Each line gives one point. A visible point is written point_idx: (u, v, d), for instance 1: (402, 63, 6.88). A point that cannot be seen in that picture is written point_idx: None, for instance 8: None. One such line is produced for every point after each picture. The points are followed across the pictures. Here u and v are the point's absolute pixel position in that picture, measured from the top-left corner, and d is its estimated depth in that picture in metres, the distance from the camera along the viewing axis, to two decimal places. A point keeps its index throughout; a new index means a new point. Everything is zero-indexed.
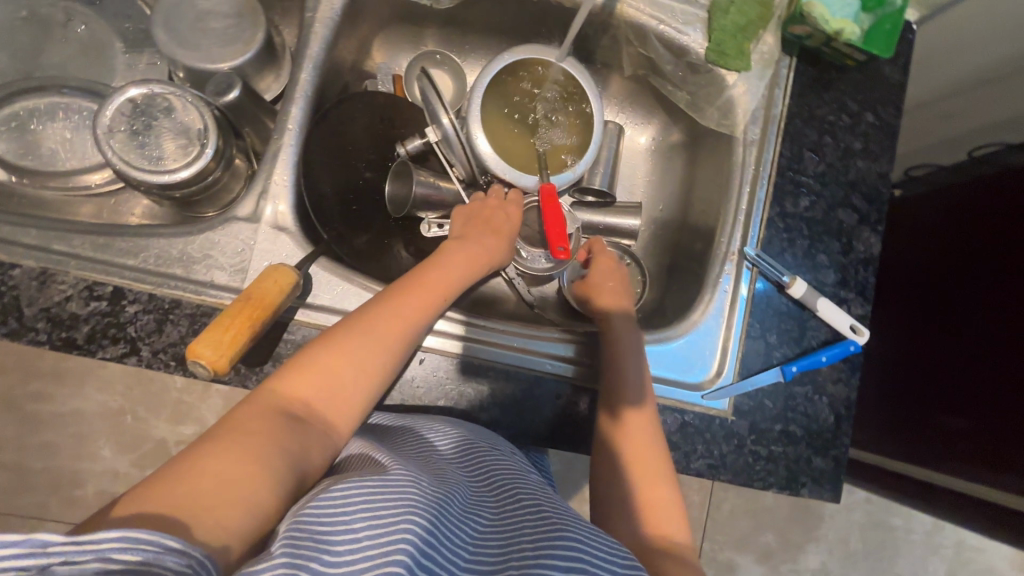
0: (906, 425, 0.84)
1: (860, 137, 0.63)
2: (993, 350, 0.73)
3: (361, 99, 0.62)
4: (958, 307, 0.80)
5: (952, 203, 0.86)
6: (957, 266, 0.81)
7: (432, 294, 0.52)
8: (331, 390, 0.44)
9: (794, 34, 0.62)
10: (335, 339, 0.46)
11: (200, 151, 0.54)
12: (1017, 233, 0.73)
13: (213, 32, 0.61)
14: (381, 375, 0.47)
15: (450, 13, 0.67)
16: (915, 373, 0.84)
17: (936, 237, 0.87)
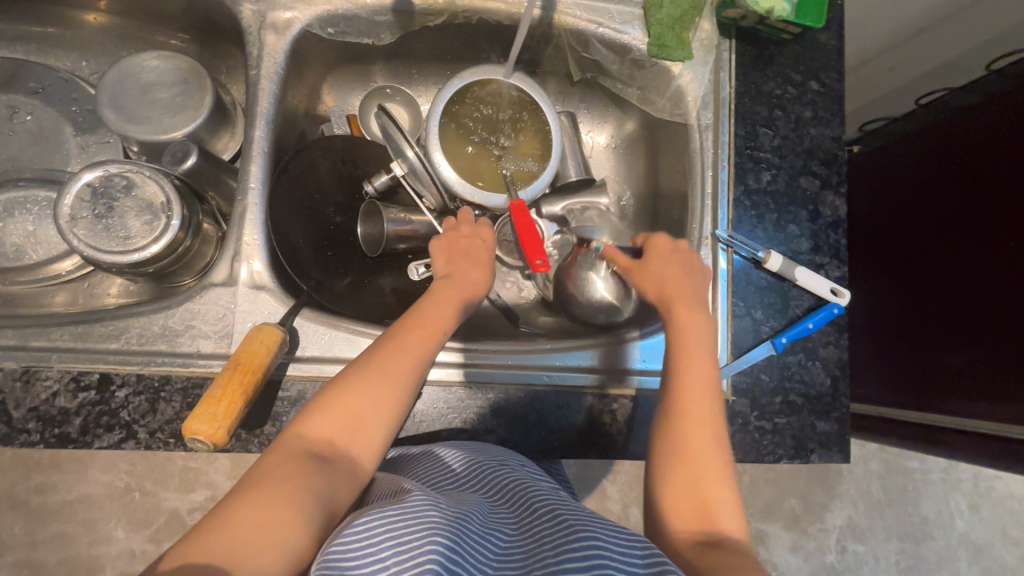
0: (904, 376, 0.85)
1: (809, 105, 0.65)
2: (972, 280, 0.75)
3: (319, 145, 0.61)
4: (928, 247, 0.82)
5: (908, 153, 0.89)
6: (920, 208, 0.84)
7: (434, 326, 0.51)
8: (354, 428, 0.45)
9: (728, 18, 0.63)
10: (353, 378, 0.47)
11: (167, 223, 0.54)
12: (982, 167, 0.76)
13: (162, 102, 0.61)
14: (400, 406, 0.47)
15: (392, 47, 0.67)
16: (904, 319, 0.85)
17: (900, 186, 0.89)
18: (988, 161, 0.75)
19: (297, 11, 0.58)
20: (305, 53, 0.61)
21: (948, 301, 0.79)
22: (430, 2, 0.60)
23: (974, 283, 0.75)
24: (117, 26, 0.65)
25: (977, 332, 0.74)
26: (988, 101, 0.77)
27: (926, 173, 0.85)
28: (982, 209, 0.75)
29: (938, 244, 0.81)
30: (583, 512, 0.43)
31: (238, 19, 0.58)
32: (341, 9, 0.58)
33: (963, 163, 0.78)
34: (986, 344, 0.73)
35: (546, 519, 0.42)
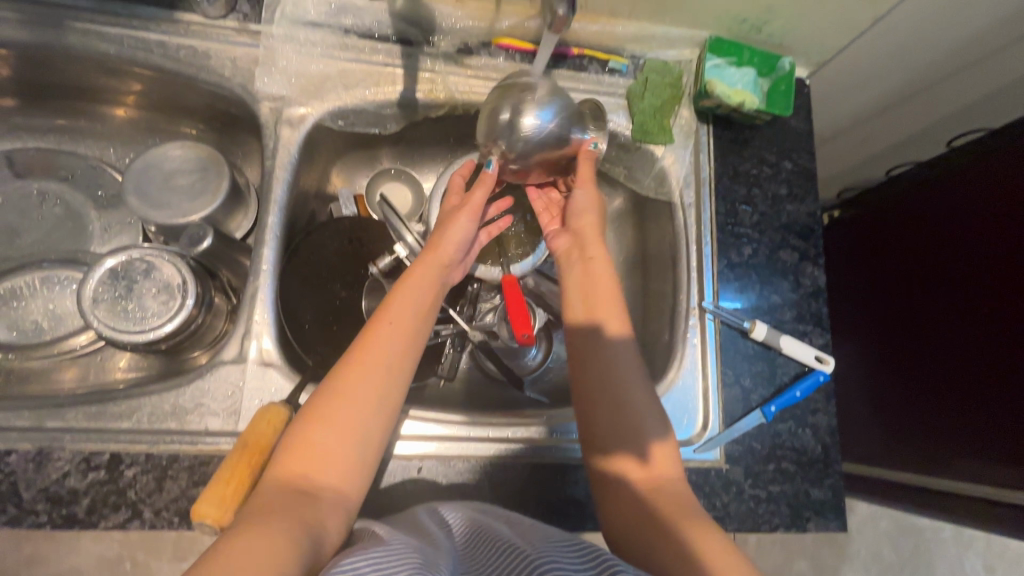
0: (900, 437, 0.86)
1: (784, 183, 0.70)
2: (954, 343, 0.78)
3: (328, 228, 0.66)
4: (911, 312, 0.86)
5: (886, 218, 0.93)
6: (903, 273, 0.88)
7: (395, 336, 0.52)
8: (325, 459, 0.45)
9: (705, 107, 0.69)
10: (319, 414, 0.47)
11: (183, 302, 0.58)
12: (956, 232, 0.80)
13: (182, 188, 0.66)
14: (365, 423, 0.48)
15: (398, 134, 0.73)
16: (897, 378, 0.86)
17: (882, 250, 0.93)
18: (959, 230, 0.79)
19: (311, 107, 0.63)
20: (316, 143, 0.66)
21: (938, 361, 0.80)
22: (433, 97, 0.66)
23: (956, 346, 0.78)
24: (143, 118, 0.71)
25: (963, 393, 0.76)
26: (949, 175, 0.82)
27: (904, 238, 0.89)
28: (957, 275, 0.79)
29: (920, 308, 0.84)
30: (544, 538, 0.44)
31: (256, 115, 0.63)
32: (351, 104, 0.64)
33: (936, 232, 0.83)
34: (972, 406, 0.74)
35: (508, 552, 0.42)
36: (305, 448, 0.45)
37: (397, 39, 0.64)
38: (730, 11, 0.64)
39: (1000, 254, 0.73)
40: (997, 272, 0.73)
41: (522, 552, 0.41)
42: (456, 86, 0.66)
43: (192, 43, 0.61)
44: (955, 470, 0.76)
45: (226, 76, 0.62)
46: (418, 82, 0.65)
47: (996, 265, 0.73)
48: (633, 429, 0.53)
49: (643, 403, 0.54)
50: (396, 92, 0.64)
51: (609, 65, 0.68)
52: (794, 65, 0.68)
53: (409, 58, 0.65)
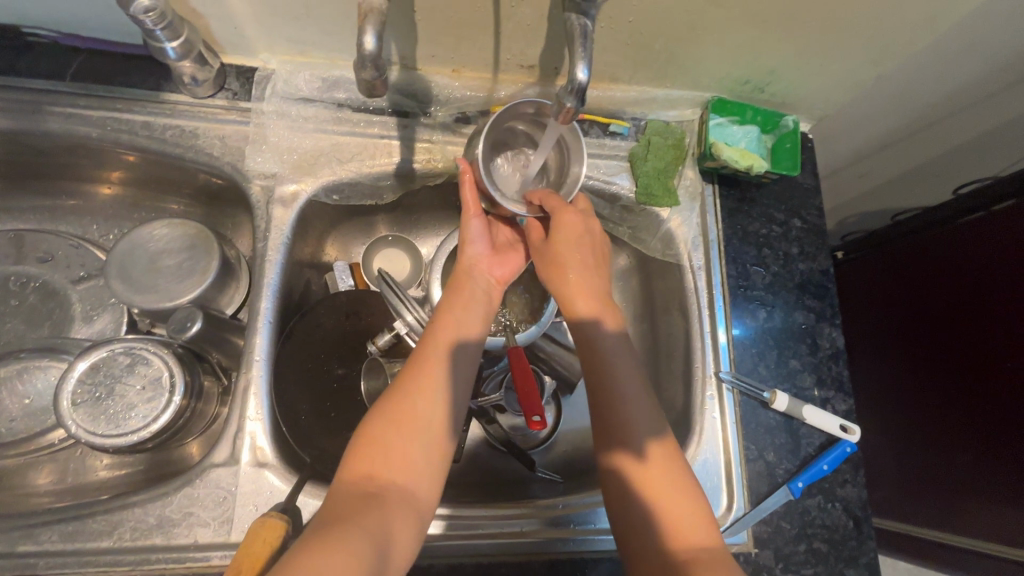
0: (925, 489, 0.85)
1: (794, 242, 0.68)
2: (978, 401, 0.76)
3: (324, 305, 0.63)
4: (930, 365, 0.84)
5: (893, 261, 0.92)
6: (919, 323, 0.87)
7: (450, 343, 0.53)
8: (393, 463, 0.46)
9: (709, 167, 0.67)
10: (389, 411, 0.48)
11: (169, 398, 0.54)
12: (968, 277, 0.78)
13: (169, 269, 0.63)
14: (430, 427, 0.49)
15: (395, 201, 0.71)
16: (921, 426, 0.85)
17: (892, 292, 0.92)
18: (972, 283, 0.78)
19: (304, 183, 0.61)
20: (310, 218, 0.63)
21: (961, 408, 0.79)
22: (431, 167, 0.64)
23: (979, 404, 0.76)
24: (128, 195, 0.68)
25: (991, 454, 0.74)
26: (954, 226, 0.81)
27: (914, 282, 0.88)
28: (975, 329, 0.77)
29: (939, 362, 0.83)
30: None
31: (247, 194, 0.61)
32: (347, 178, 0.62)
33: (948, 284, 0.82)
34: (1002, 469, 0.73)
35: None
36: (371, 452, 0.46)
37: (393, 111, 0.63)
38: (731, 72, 0.63)
39: (1016, 311, 0.71)
40: (1015, 330, 0.71)
41: None
42: (454, 154, 0.64)
43: (180, 124, 0.59)
44: (989, 527, 0.76)
45: (216, 155, 0.59)
46: (415, 152, 0.63)
47: (1013, 322, 0.72)
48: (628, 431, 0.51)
49: (642, 409, 0.52)
50: (392, 163, 0.62)
51: (610, 128, 0.67)
52: (798, 123, 0.66)
53: (405, 129, 0.63)
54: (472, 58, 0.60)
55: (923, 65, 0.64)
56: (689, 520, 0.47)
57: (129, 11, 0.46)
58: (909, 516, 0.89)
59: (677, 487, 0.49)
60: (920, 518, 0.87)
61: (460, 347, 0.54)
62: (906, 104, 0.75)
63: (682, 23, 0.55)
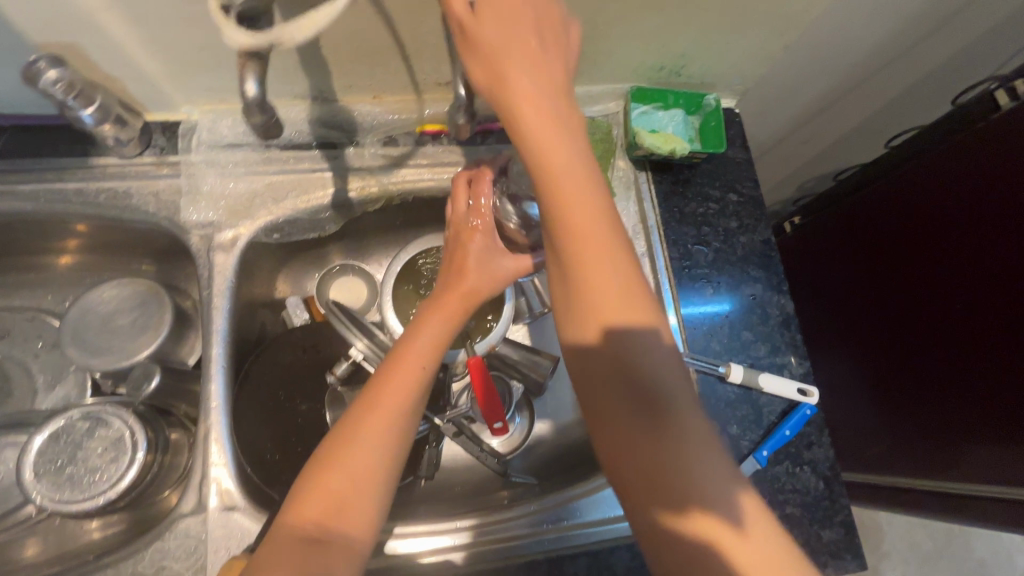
0: (921, 439, 0.84)
1: (732, 216, 0.69)
2: (953, 338, 0.77)
3: (281, 342, 0.64)
4: (902, 317, 0.84)
5: (847, 217, 0.93)
6: (878, 276, 0.88)
7: (412, 374, 0.51)
8: (339, 505, 0.46)
9: (639, 156, 0.68)
10: (338, 447, 0.48)
11: (133, 457, 0.55)
12: (925, 226, 0.79)
13: (123, 328, 0.63)
14: (381, 469, 0.48)
15: (340, 231, 0.72)
16: (900, 379, 0.86)
17: (849, 248, 0.93)
18: (920, 226, 0.80)
19: (242, 228, 0.61)
20: (255, 260, 0.64)
21: (940, 357, 0.79)
22: (366, 193, 0.65)
23: (953, 338, 0.77)
24: (77, 263, 0.69)
25: (976, 385, 0.75)
26: (902, 177, 0.82)
27: (868, 236, 0.89)
28: (931, 270, 0.79)
29: (905, 308, 0.84)
30: None
31: (188, 245, 0.62)
32: (284, 216, 0.63)
33: (904, 235, 0.82)
34: (986, 411, 0.74)
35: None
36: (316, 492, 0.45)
37: (319, 144, 0.64)
38: (644, 62, 0.64)
39: (970, 242, 0.73)
40: (974, 261, 0.73)
41: None
42: (388, 177, 0.65)
43: (111, 186, 0.60)
44: (990, 467, 0.74)
45: (152, 212, 0.60)
46: (349, 181, 0.64)
47: (980, 262, 0.72)
48: (696, 474, 0.40)
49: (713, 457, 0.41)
50: (327, 195, 0.63)
51: None
52: (719, 101, 0.68)
53: (335, 160, 0.64)
54: (389, 83, 0.61)
55: (829, 29, 0.66)
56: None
57: (38, 85, 0.47)
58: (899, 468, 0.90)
59: (759, 557, 0.38)
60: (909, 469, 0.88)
61: (421, 389, 0.51)
62: (826, 68, 0.77)
63: (582, 22, 0.56)
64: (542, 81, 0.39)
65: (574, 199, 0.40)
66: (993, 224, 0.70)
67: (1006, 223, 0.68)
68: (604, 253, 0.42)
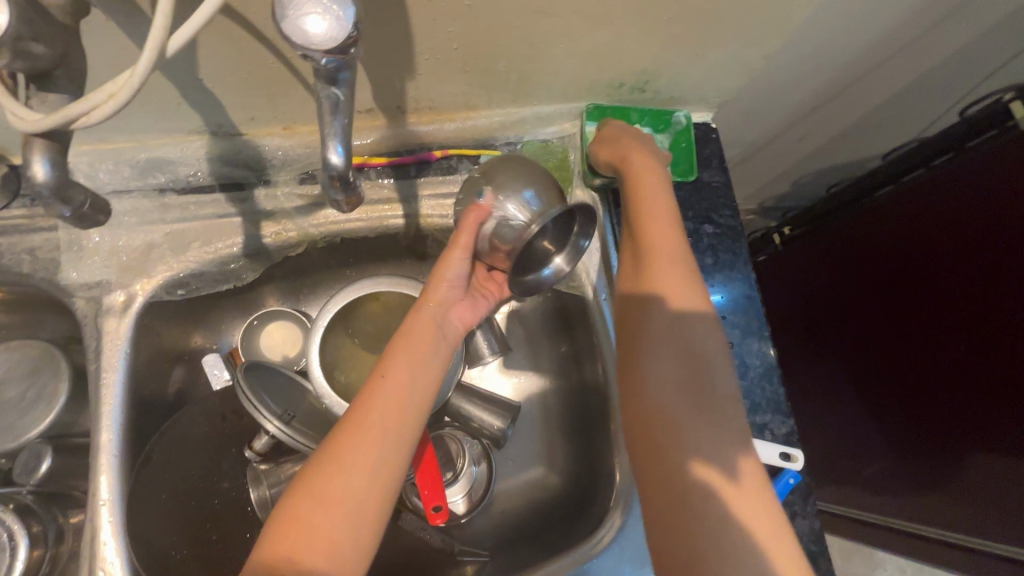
0: (937, 480, 0.76)
1: (708, 251, 0.61)
2: (965, 378, 0.69)
3: (194, 412, 0.57)
4: (905, 352, 0.77)
5: (839, 241, 0.85)
6: (871, 300, 0.81)
7: (398, 395, 0.45)
8: (313, 544, 0.39)
9: (600, 184, 0.59)
10: (316, 475, 0.41)
11: (13, 561, 0.49)
12: (928, 254, 0.71)
13: (11, 401, 0.56)
14: (365, 502, 0.41)
15: (265, 276, 0.64)
16: (904, 418, 0.79)
17: (844, 275, 0.85)
18: (917, 250, 0.72)
19: (136, 286, 0.53)
20: (159, 318, 0.56)
21: (950, 399, 0.72)
22: (283, 239, 0.56)
23: (944, 367, 0.71)
24: None
25: (984, 424, 0.68)
26: (900, 200, 0.74)
27: (865, 262, 0.81)
28: (933, 303, 0.71)
29: (901, 335, 0.77)
30: None
31: (73, 309, 0.53)
32: (187, 269, 0.54)
33: (906, 262, 0.74)
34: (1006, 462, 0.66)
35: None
36: (290, 527, 0.39)
37: (223, 185, 0.55)
38: (600, 78, 0.55)
39: (958, 268, 0.68)
40: (983, 296, 0.65)
41: None
42: (307, 220, 0.56)
43: None
44: (1000, 501, 0.68)
45: (27, 273, 0.52)
46: (262, 227, 0.56)
47: (990, 300, 0.65)
48: (712, 434, 0.43)
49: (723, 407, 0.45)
50: (237, 244, 0.55)
51: (481, 160, 0.59)
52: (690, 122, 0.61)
53: (244, 204, 0.55)
54: (298, 113, 0.52)
55: (816, 34, 0.57)
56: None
57: None
58: (914, 515, 0.82)
59: (751, 497, 0.41)
60: (925, 518, 0.80)
61: (409, 411, 0.45)
62: (817, 72, 0.67)
63: (519, 41, 0.47)
64: (648, 162, 0.52)
65: (655, 208, 0.50)
66: (992, 254, 0.63)
67: (998, 247, 0.63)
68: (667, 237, 0.49)
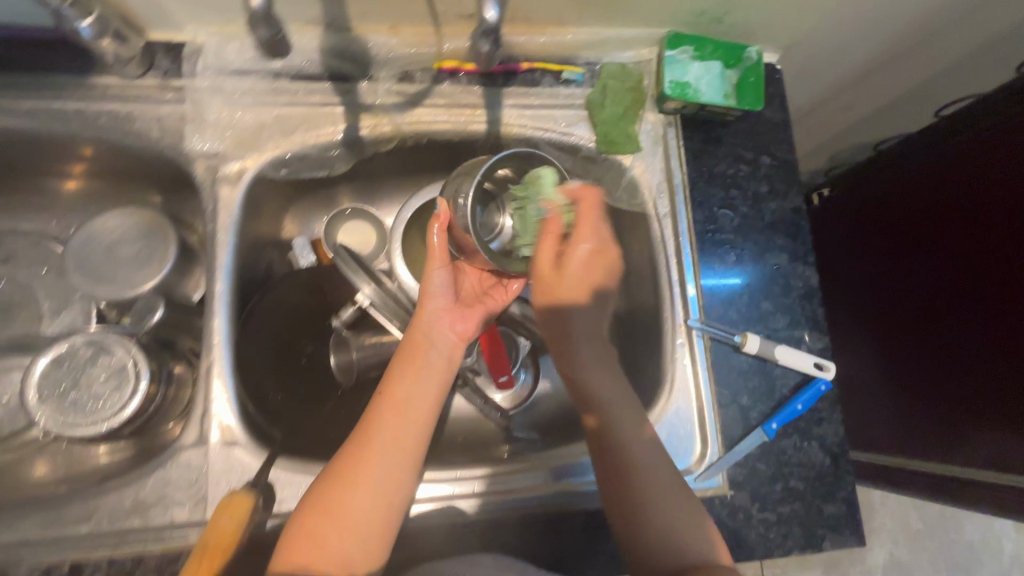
0: (929, 414, 0.79)
1: (764, 180, 0.65)
2: (971, 310, 0.72)
3: (285, 281, 0.63)
4: (920, 286, 0.79)
5: (878, 183, 0.86)
6: (895, 240, 0.83)
7: (394, 416, 0.53)
8: (325, 544, 0.47)
9: (671, 108, 0.64)
10: (327, 488, 0.49)
11: (135, 387, 0.55)
12: (956, 188, 0.73)
13: (127, 258, 0.62)
14: (368, 507, 0.49)
15: (350, 172, 0.69)
16: (910, 353, 0.82)
17: (875, 217, 0.87)
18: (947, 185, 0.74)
19: (248, 160, 0.59)
20: (262, 195, 0.62)
21: (953, 332, 0.75)
22: (379, 132, 0.62)
23: (961, 346, 0.73)
24: (75, 187, 0.67)
25: (980, 355, 0.71)
26: (940, 140, 0.75)
27: (896, 202, 0.83)
28: (952, 238, 0.74)
29: (917, 272, 0.79)
30: None
31: (192, 175, 0.59)
32: (293, 151, 0.60)
33: (934, 198, 0.76)
34: (993, 390, 0.69)
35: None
36: (307, 535, 0.47)
37: (330, 77, 0.60)
38: (684, 5, 0.59)
39: (987, 199, 0.69)
40: (1000, 228, 0.67)
41: None
42: (401, 116, 0.61)
43: (112, 108, 0.57)
44: (996, 445, 0.70)
45: (154, 139, 0.58)
46: (361, 119, 0.61)
47: (1006, 229, 0.67)
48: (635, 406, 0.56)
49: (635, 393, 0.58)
50: (338, 132, 0.60)
51: (563, 75, 0.64)
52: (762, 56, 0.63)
53: (347, 95, 0.60)
54: (406, 12, 0.57)
55: None
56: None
57: None
58: (904, 452, 0.84)
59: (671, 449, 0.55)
60: (915, 456, 0.83)
61: (406, 432, 0.52)
62: (883, 26, 0.70)
63: None
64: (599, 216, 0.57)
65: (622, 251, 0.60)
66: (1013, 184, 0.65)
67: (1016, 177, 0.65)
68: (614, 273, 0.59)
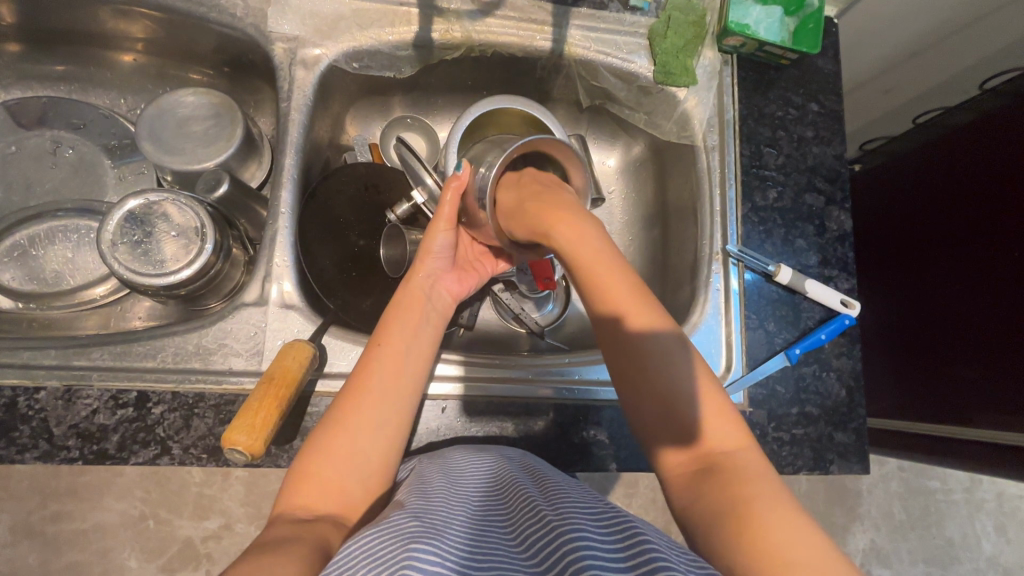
0: (932, 378, 0.82)
1: (810, 125, 0.68)
2: (992, 281, 0.73)
3: (344, 172, 0.65)
4: (946, 257, 0.80)
5: (910, 157, 0.88)
6: (925, 213, 0.84)
7: (394, 357, 0.49)
8: (325, 486, 0.43)
9: (729, 46, 0.67)
10: (322, 436, 0.45)
11: (200, 247, 0.57)
12: (993, 163, 0.74)
13: (196, 134, 0.65)
14: (369, 449, 0.45)
15: (412, 80, 0.71)
16: (920, 320, 0.84)
17: (903, 190, 0.88)
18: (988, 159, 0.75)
19: (325, 47, 0.61)
20: (331, 86, 0.65)
21: (970, 301, 0.76)
22: (449, 37, 0.64)
23: (980, 319, 0.75)
24: (150, 65, 0.70)
25: (994, 323, 0.73)
26: (984, 115, 0.76)
27: (931, 175, 0.84)
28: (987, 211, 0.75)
29: (946, 244, 0.80)
30: (565, 496, 0.41)
31: (270, 57, 0.62)
32: (367, 44, 0.62)
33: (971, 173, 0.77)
34: (1001, 357, 0.72)
35: (528, 511, 0.39)
36: (308, 479, 0.43)
37: None
38: None
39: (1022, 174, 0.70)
40: None
41: (537, 506, 0.39)
42: (472, 23, 0.64)
43: None
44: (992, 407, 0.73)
45: (239, 17, 0.61)
46: (433, 22, 0.63)
47: None
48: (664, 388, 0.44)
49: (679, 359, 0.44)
50: (412, 32, 0.63)
51: (631, 3, 0.66)
52: (825, 2, 0.65)
53: None
54: None
55: None
56: (759, 478, 0.39)
57: None
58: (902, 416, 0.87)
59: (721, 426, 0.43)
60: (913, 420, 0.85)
61: (403, 374, 0.49)
62: None
63: None
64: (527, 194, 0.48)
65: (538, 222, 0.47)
66: None
67: None
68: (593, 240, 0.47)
